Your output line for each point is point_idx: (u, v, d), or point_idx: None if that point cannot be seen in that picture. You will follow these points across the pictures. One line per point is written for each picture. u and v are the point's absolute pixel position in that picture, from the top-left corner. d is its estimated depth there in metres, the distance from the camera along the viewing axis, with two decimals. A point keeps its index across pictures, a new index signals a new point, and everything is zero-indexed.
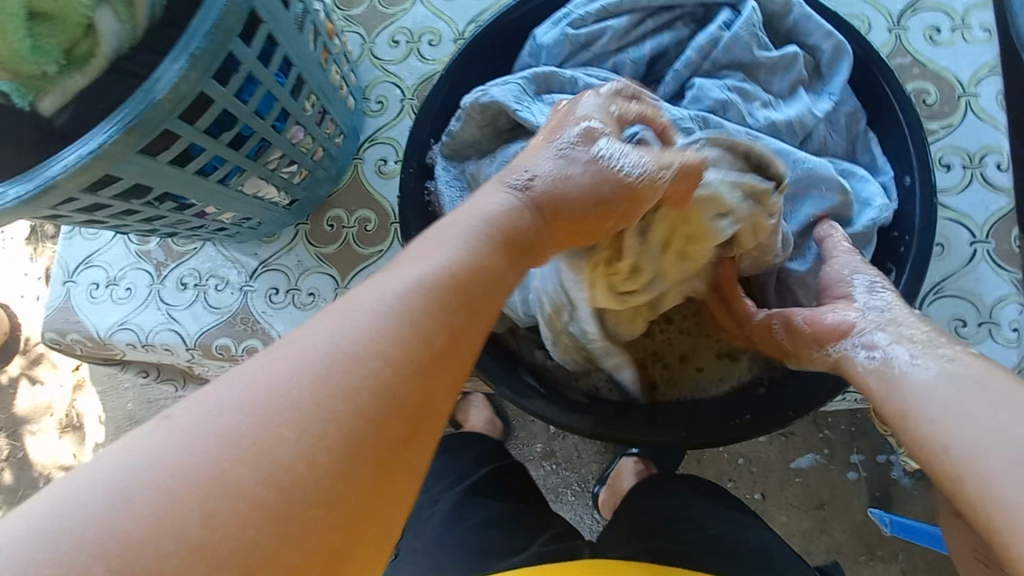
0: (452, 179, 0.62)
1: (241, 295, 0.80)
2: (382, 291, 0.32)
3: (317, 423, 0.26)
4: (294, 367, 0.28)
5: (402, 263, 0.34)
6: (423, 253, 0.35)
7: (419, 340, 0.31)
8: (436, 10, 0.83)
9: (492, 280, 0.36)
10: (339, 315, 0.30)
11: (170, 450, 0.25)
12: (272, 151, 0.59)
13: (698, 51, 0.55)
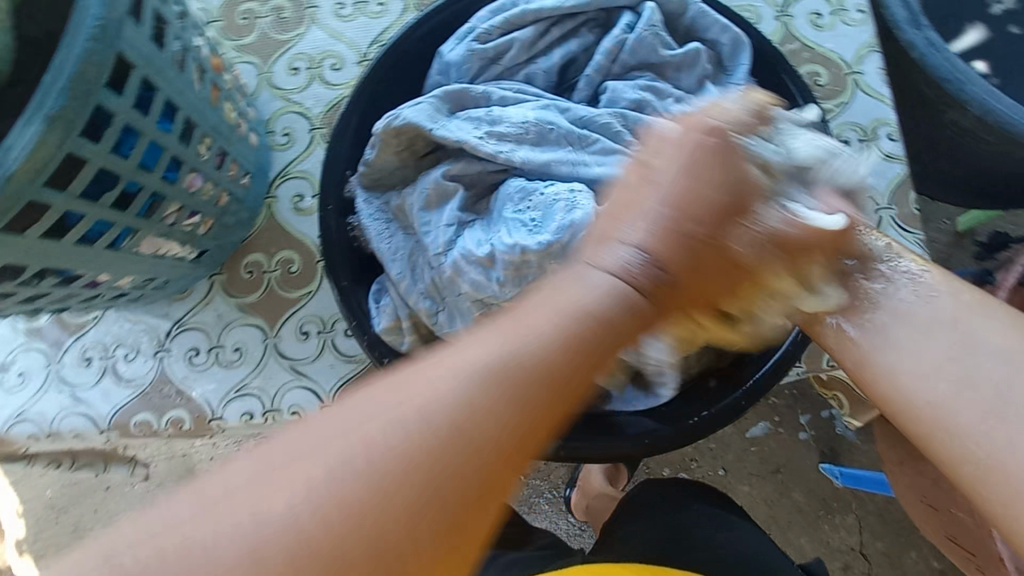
0: (376, 209, 0.58)
1: (156, 362, 0.72)
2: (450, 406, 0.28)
3: (357, 515, 0.26)
4: (337, 456, 0.27)
5: (491, 366, 0.29)
6: (507, 352, 0.30)
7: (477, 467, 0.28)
8: (334, 32, 0.79)
9: (571, 362, 0.30)
10: (402, 394, 0.28)
11: (232, 522, 0.25)
12: (168, 204, 0.53)
13: (606, 56, 0.55)
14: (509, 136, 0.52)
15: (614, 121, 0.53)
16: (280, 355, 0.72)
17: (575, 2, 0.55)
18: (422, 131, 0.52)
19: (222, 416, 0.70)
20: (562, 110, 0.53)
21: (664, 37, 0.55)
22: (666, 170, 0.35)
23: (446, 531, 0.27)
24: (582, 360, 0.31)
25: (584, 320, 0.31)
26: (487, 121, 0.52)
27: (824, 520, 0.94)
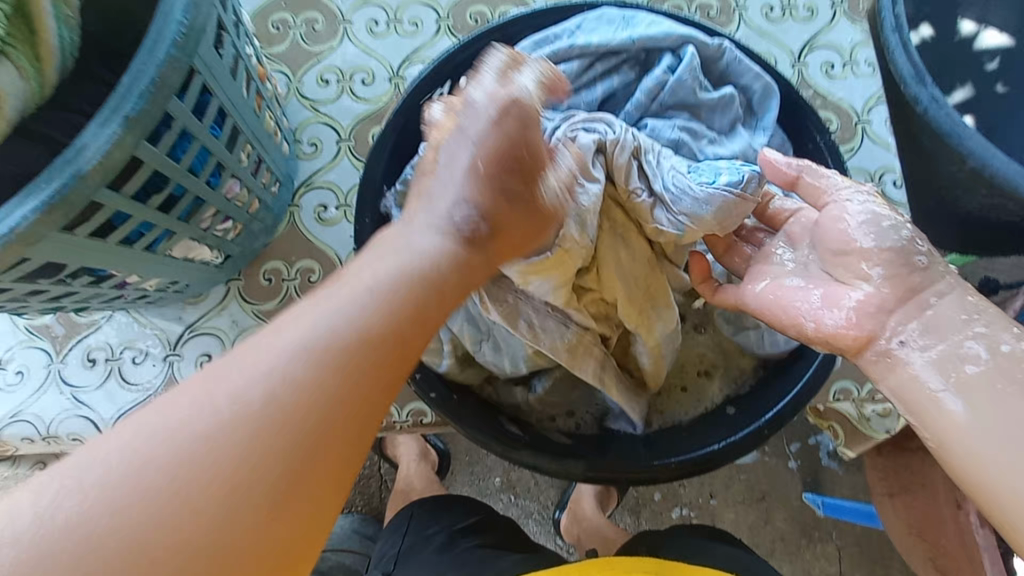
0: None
1: (166, 367, 0.70)
2: (285, 335, 0.33)
3: (239, 448, 0.30)
4: (211, 411, 0.30)
5: (320, 301, 0.35)
6: (336, 293, 0.35)
7: (318, 375, 0.32)
8: (366, 48, 0.80)
9: (414, 312, 0.36)
10: (255, 354, 0.32)
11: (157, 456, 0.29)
12: (207, 209, 0.53)
13: (647, 93, 0.57)
14: None
15: None
16: None
17: (619, 40, 0.57)
18: None
19: None
20: None
21: (701, 80, 0.58)
22: (478, 157, 0.42)
23: (326, 457, 0.32)
24: (425, 307, 0.37)
25: (407, 267, 0.38)
26: None
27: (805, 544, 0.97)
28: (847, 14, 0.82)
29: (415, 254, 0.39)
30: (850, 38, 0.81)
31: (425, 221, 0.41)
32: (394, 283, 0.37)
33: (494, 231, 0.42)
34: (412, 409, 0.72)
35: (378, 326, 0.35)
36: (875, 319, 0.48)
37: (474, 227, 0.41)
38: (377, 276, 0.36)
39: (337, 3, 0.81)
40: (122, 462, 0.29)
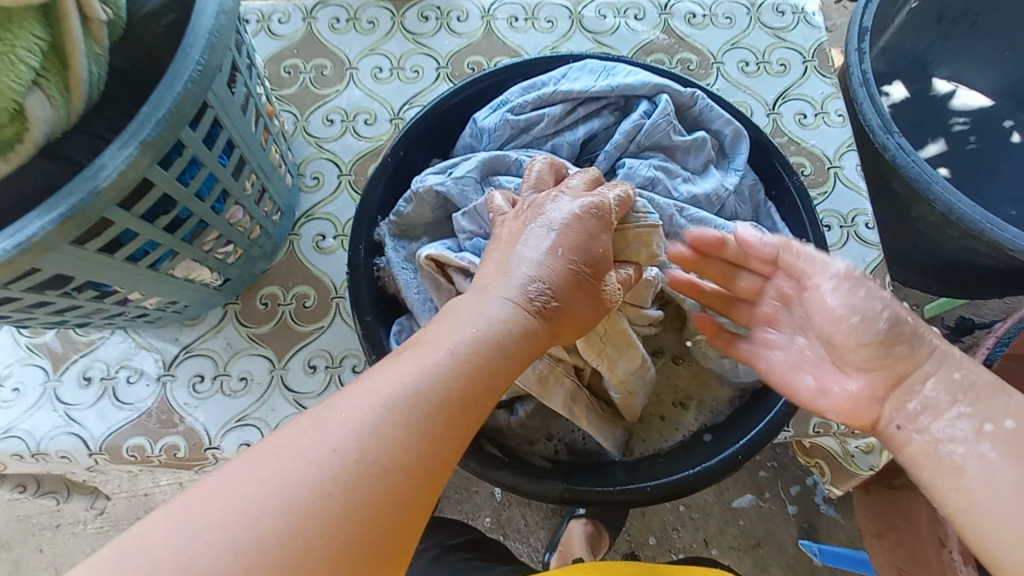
0: (406, 250, 0.63)
1: (158, 387, 0.72)
2: (391, 394, 0.37)
3: (349, 492, 0.33)
4: (324, 456, 0.34)
5: (417, 365, 0.39)
6: (430, 360, 0.39)
7: (414, 436, 0.36)
8: (370, 91, 0.86)
9: (486, 379, 0.41)
10: (359, 406, 0.36)
11: (277, 487, 0.32)
12: (210, 232, 0.56)
13: (625, 135, 0.62)
14: None
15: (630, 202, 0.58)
16: (285, 387, 0.72)
17: (599, 87, 0.62)
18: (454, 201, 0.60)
19: (219, 446, 0.69)
20: None
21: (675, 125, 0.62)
22: (551, 244, 0.48)
23: (414, 501, 0.35)
24: (495, 377, 0.41)
25: (491, 334, 0.42)
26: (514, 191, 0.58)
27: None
28: (817, 70, 0.88)
29: (495, 324, 0.43)
30: (821, 91, 0.87)
31: (500, 294, 0.45)
32: (482, 353, 0.41)
33: (560, 308, 0.46)
34: None
35: (468, 392, 0.39)
36: (870, 407, 0.50)
37: (546, 305, 0.46)
38: (455, 344, 0.41)
39: (346, 51, 0.88)
40: (250, 496, 0.32)
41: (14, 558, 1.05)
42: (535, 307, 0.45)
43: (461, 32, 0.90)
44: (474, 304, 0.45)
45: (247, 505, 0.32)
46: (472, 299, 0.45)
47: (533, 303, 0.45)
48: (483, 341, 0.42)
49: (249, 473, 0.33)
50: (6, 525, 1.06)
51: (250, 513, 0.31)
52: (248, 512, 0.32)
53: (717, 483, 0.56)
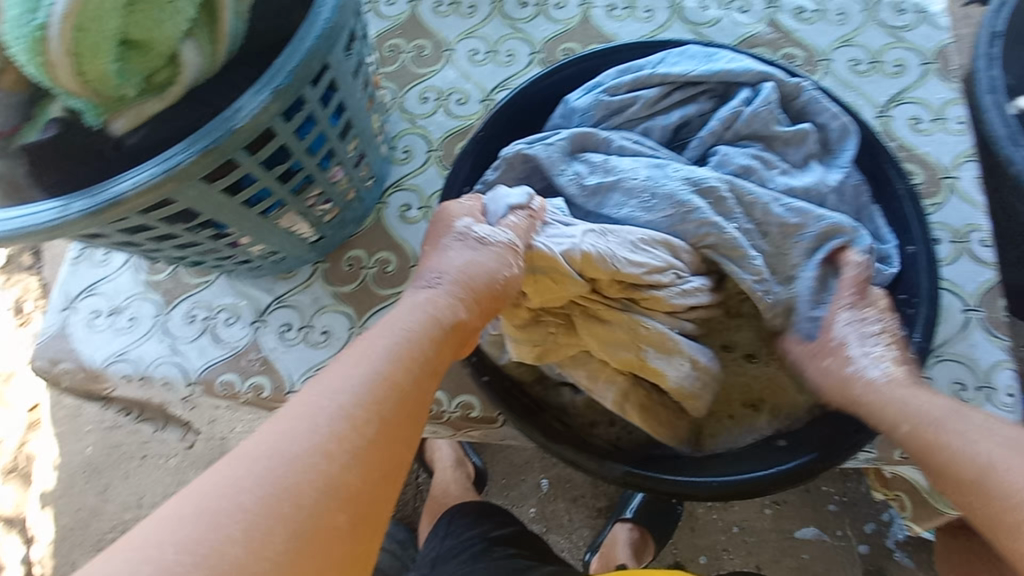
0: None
1: (251, 330, 0.78)
2: (330, 379, 0.43)
3: (314, 476, 0.38)
4: (283, 450, 0.39)
5: (354, 354, 0.45)
6: (361, 347, 0.46)
7: (355, 406, 0.42)
8: (465, 72, 0.89)
9: (419, 364, 0.47)
10: (306, 407, 0.41)
11: (248, 482, 0.37)
12: (313, 187, 0.60)
13: (721, 122, 0.61)
14: (615, 187, 0.58)
15: (724, 186, 0.57)
16: None
17: (699, 72, 0.61)
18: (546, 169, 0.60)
19: (299, 391, 0.74)
20: (677, 169, 0.57)
21: (777, 114, 0.60)
22: (474, 247, 0.53)
23: (372, 475, 0.41)
24: (426, 362, 0.47)
25: (423, 321, 0.49)
26: (603, 169, 0.59)
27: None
28: (938, 73, 0.82)
29: (421, 311, 0.50)
30: (940, 95, 0.81)
31: (425, 290, 0.52)
32: (411, 334, 0.48)
33: (488, 291, 0.52)
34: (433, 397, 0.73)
35: (399, 364, 0.46)
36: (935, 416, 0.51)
37: (469, 292, 0.52)
38: (383, 341, 0.46)
39: (446, 33, 0.92)
40: (227, 487, 0.37)
41: (104, 482, 1.18)
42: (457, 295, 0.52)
43: (559, 19, 0.91)
44: (405, 304, 0.51)
45: (224, 488, 0.36)
46: (396, 309, 0.50)
47: (459, 291, 0.51)
48: (409, 336, 0.48)
49: (219, 466, 0.38)
50: (101, 450, 1.19)
51: (229, 508, 0.36)
52: (223, 496, 0.36)
53: (789, 487, 0.53)
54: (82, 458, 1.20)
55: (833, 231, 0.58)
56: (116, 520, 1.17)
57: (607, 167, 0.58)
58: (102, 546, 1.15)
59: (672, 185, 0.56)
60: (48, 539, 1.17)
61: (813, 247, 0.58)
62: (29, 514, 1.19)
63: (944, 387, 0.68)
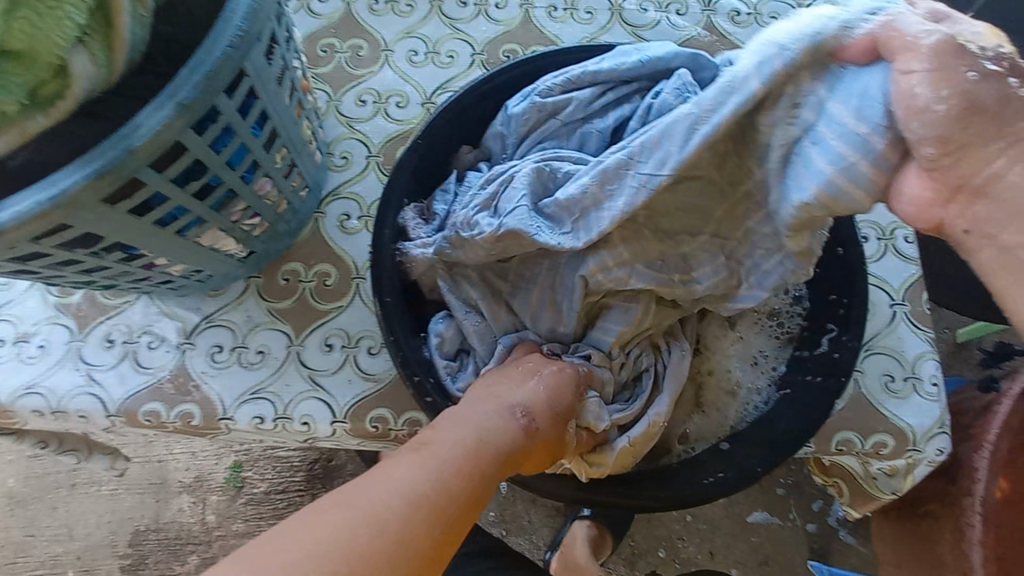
0: (461, 292, 0.62)
1: (178, 354, 0.73)
2: (396, 477, 0.43)
3: (364, 564, 0.37)
4: (344, 530, 0.38)
5: (425, 458, 0.45)
6: (432, 453, 0.46)
7: (412, 516, 0.41)
8: (404, 74, 0.86)
9: (476, 485, 0.46)
10: (375, 490, 0.42)
11: (298, 556, 0.37)
12: (237, 202, 0.56)
13: (641, 121, 0.59)
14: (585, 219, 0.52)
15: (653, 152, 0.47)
16: (300, 364, 0.72)
17: (630, 66, 0.60)
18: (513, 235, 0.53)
19: (233, 416, 0.70)
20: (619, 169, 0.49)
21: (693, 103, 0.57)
22: (551, 387, 0.56)
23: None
24: (483, 483, 0.47)
25: (486, 448, 0.49)
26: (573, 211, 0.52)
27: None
28: None
29: (493, 436, 0.50)
30: None
31: (502, 411, 0.53)
32: (475, 455, 0.48)
33: (543, 432, 0.54)
34: (378, 416, 0.70)
35: (460, 490, 0.45)
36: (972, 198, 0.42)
37: (534, 433, 0.53)
38: (450, 444, 0.48)
39: (383, 33, 0.88)
40: (286, 555, 0.36)
41: (29, 515, 1.10)
42: (524, 429, 0.53)
43: (499, 19, 0.89)
44: (478, 415, 0.52)
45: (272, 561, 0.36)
46: (464, 411, 0.52)
47: (524, 429, 0.53)
48: (475, 451, 0.48)
49: (285, 526, 0.39)
50: (25, 481, 1.11)
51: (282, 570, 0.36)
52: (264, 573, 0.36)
53: (732, 492, 0.55)
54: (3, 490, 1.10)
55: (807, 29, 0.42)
56: (46, 555, 1.09)
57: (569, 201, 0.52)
58: None
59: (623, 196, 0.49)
60: None
61: (800, 70, 0.43)
62: None
63: (874, 379, 0.72)
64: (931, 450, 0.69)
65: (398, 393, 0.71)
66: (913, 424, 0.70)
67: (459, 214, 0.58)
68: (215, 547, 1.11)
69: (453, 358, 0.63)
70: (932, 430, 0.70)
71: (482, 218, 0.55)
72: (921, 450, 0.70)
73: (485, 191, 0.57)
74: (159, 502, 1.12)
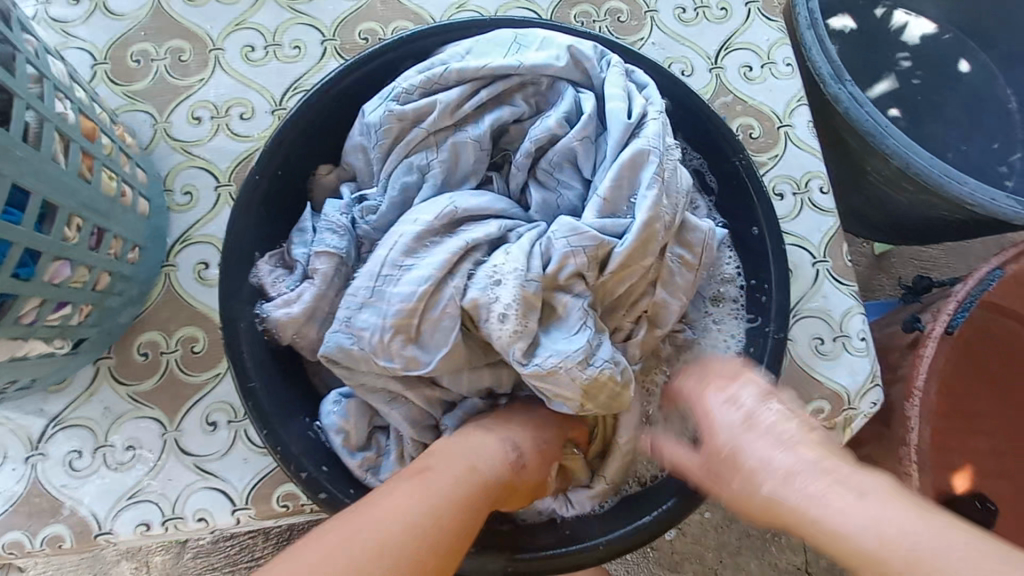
0: (357, 381, 0.49)
1: (27, 469, 0.61)
2: (385, 503, 0.40)
3: None
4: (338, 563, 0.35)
5: (408, 492, 0.41)
6: (418, 487, 0.41)
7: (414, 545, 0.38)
8: (242, 77, 0.71)
9: (480, 504, 0.43)
10: (380, 515, 0.39)
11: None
12: (25, 302, 0.44)
13: (536, 142, 0.49)
14: (482, 298, 0.43)
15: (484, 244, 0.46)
16: (183, 452, 0.61)
17: (505, 64, 0.49)
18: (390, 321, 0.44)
19: (112, 530, 0.59)
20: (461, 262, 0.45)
21: (627, 181, 0.44)
22: (537, 429, 0.50)
23: None
24: (485, 503, 0.44)
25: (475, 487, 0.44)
26: (478, 282, 0.44)
27: (768, 538, 1.06)
28: (761, 13, 0.78)
29: (484, 471, 0.45)
30: (767, 37, 0.77)
31: (493, 444, 0.47)
32: (464, 491, 0.43)
33: (535, 463, 0.48)
34: (287, 492, 0.61)
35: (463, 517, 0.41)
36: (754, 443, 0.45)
37: (523, 468, 0.48)
38: (452, 465, 0.44)
39: (206, 29, 0.72)
40: None
41: None
42: (516, 464, 0.47)
43: None
44: (471, 449, 0.46)
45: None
46: (455, 442, 0.47)
47: (517, 464, 0.47)
48: (478, 470, 0.45)
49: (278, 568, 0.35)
50: None
51: None
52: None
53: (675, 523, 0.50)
54: None
55: (494, 210, 0.48)
56: None
57: (519, 333, 0.42)
58: None
59: (475, 285, 0.43)
60: None
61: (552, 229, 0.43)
62: None
63: (805, 344, 0.69)
64: (867, 405, 0.68)
65: None
66: (846, 385, 0.69)
67: (366, 329, 0.45)
68: None
69: (367, 444, 0.51)
70: (865, 385, 0.68)
71: (364, 318, 0.45)
72: (856, 407, 0.68)
73: (363, 283, 0.45)
74: None
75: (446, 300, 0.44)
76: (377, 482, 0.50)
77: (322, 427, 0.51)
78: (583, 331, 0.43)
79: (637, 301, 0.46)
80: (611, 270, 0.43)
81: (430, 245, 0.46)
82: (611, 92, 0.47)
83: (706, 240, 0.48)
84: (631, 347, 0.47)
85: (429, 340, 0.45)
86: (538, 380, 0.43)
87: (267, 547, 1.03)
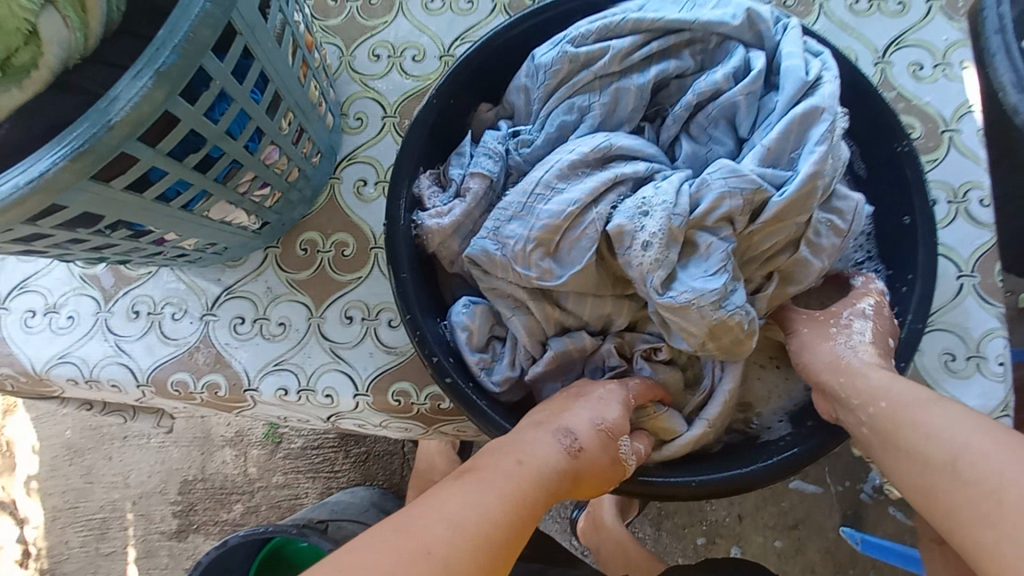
0: (495, 288, 0.55)
1: (201, 325, 0.73)
2: (434, 505, 0.39)
3: None
4: (386, 557, 0.35)
5: (466, 491, 0.41)
6: (471, 484, 0.42)
7: (464, 551, 0.37)
8: (420, 24, 0.79)
9: (528, 510, 0.42)
10: (428, 517, 0.38)
11: None
12: (244, 173, 0.53)
13: (699, 95, 0.52)
14: (625, 224, 0.48)
15: (633, 177, 0.50)
16: (322, 336, 0.71)
17: (680, 18, 0.52)
18: (544, 236, 0.49)
19: (258, 388, 0.70)
20: (611, 193, 0.50)
21: (795, 136, 0.49)
22: (596, 408, 0.51)
23: None
24: (533, 507, 0.43)
25: (538, 480, 0.44)
26: (626, 210, 0.48)
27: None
28: (944, 11, 0.74)
29: (541, 463, 0.46)
30: (945, 37, 0.73)
31: (548, 436, 0.48)
32: (522, 485, 0.43)
33: (596, 458, 0.49)
34: (401, 390, 0.70)
35: (508, 523, 0.40)
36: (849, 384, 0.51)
37: (583, 461, 0.49)
38: (502, 467, 0.44)
39: None
40: None
41: (87, 464, 1.17)
42: (574, 458, 0.48)
43: None
44: (522, 442, 0.47)
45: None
46: (511, 437, 0.48)
47: (574, 452, 0.48)
48: (529, 471, 0.45)
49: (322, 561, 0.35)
50: (81, 433, 1.18)
51: None
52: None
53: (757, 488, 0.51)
54: (63, 440, 1.18)
55: (645, 154, 0.52)
56: (105, 500, 1.17)
57: (659, 262, 0.47)
58: (94, 526, 1.16)
59: (622, 209, 0.48)
60: (39, 521, 1.17)
61: (715, 172, 0.48)
62: (15, 500, 1.18)
63: (932, 357, 0.66)
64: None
65: (420, 368, 0.70)
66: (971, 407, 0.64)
67: (512, 238, 0.50)
68: (257, 497, 1.15)
69: (485, 348, 0.57)
70: (995, 412, 0.64)
71: (514, 227, 0.50)
72: None
73: (518, 195, 0.51)
74: (201, 455, 1.16)
75: (589, 223, 0.49)
76: (489, 382, 0.55)
77: (450, 325, 0.57)
78: (716, 272, 0.47)
79: (772, 257, 0.51)
80: (764, 220, 0.48)
81: (579, 175, 0.50)
82: (787, 52, 0.51)
83: (853, 209, 0.52)
84: (761, 298, 0.53)
85: (566, 257, 0.50)
86: (671, 311, 0.48)
87: (346, 463, 1.14)
